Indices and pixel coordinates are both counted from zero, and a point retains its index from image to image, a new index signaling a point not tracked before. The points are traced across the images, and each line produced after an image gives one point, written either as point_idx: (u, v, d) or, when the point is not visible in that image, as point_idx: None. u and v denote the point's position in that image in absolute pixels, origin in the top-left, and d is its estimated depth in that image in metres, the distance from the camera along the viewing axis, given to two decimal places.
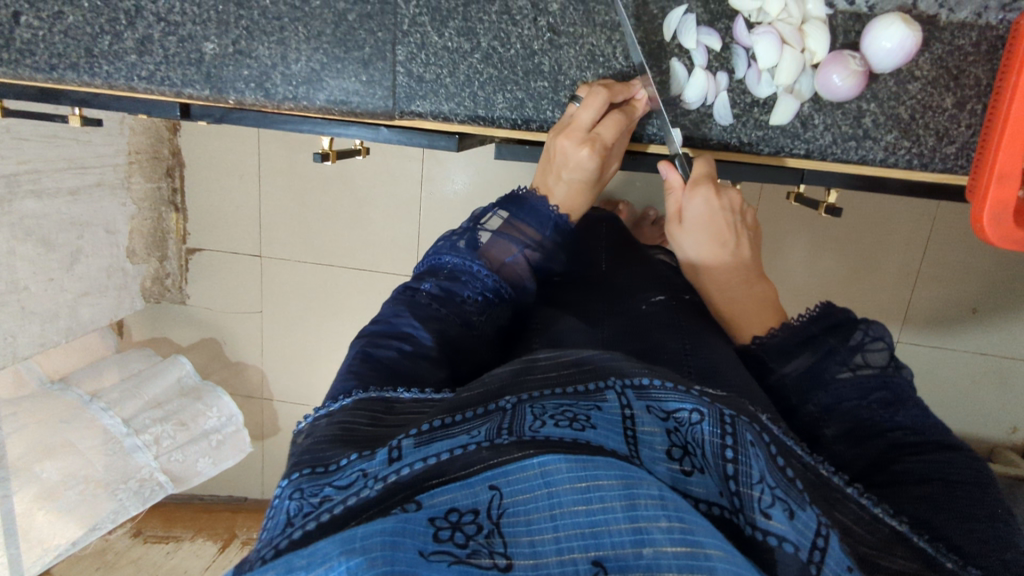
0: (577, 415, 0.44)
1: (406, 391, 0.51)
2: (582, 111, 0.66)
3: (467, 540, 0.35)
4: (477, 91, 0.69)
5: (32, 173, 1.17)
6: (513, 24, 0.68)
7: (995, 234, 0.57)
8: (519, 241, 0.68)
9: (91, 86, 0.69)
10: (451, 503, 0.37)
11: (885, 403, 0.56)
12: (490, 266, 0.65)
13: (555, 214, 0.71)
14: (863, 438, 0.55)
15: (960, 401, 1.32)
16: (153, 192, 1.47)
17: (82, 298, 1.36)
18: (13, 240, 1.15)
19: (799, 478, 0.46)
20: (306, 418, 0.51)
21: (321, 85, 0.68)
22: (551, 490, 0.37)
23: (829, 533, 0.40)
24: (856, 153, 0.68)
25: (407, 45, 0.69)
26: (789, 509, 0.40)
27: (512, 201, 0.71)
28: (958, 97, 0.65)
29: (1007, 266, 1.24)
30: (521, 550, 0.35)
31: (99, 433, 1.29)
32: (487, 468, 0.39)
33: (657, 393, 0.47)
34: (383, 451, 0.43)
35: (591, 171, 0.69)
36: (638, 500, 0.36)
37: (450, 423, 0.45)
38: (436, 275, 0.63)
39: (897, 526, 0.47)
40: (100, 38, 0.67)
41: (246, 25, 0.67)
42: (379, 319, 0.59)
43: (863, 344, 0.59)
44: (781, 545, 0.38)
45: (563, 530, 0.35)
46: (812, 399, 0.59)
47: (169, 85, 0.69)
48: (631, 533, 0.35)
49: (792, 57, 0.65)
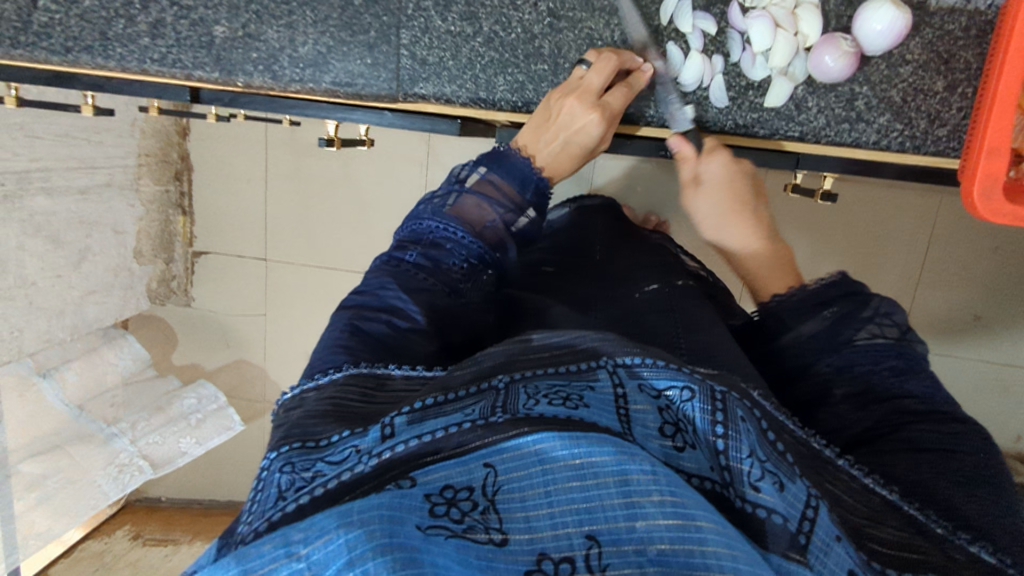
0: (570, 394, 0.44)
1: (397, 368, 0.51)
2: (594, 74, 0.68)
3: (462, 516, 0.35)
4: (478, 74, 0.71)
5: (44, 170, 1.18)
6: (515, 10, 0.69)
7: (984, 208, 0.58)
8: (500, 202, 0.69)
9: (105, 69, 0.71)
10: (445, 480, 0.37)
11: (895, 371, 0.56)
12: (473, 231, 0.66)
13: (537, 176, 0.72)
14: (869, 402, 0.56)
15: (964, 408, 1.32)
16: (161, 196, 1.49)
17: (88, 296, 1.37)
18: (23, 235, 1.17)
19: (789, 450, 0.46)
20: (291, 389, 0.51)
21: (327, 68, 0.70)
22: (545, 467, 0.37)
23: (819, 504, 0.41)
24: (849, 136, 0.69)
25: (411, 29, 0.70)
26: (779, 482, 0.41)
27: (494, 161, 0.71)
28: (949, 80, 0.67)
29: (1010, 271, 1.24)
30: (516, 526, 0.35)
31: (79, 431, 1.32)
32: (483, 446, 0.39)
33: (644, 371, 0.48)
34: (375, 428, 0.42)
35: (595, 136, 0.70)
36: (631, 476, 0.36)
37: (445, 400, 0.45)
38: (421, 241, 0.64)
39: (887, 495, 0.48)
40: (115, 22, 0.70)
41: (255, 10, 0.69)
42: (365, 290, 0.59)
43: (872, 318, 0.60)
44: (771, 517, 0.38)
45: (558, 505, 0.36)
46: (823, 360, 0.60)
47: (180, 67, 0.71)
48: (624, 508, 0.35)
49: (785, 39, 0.66)
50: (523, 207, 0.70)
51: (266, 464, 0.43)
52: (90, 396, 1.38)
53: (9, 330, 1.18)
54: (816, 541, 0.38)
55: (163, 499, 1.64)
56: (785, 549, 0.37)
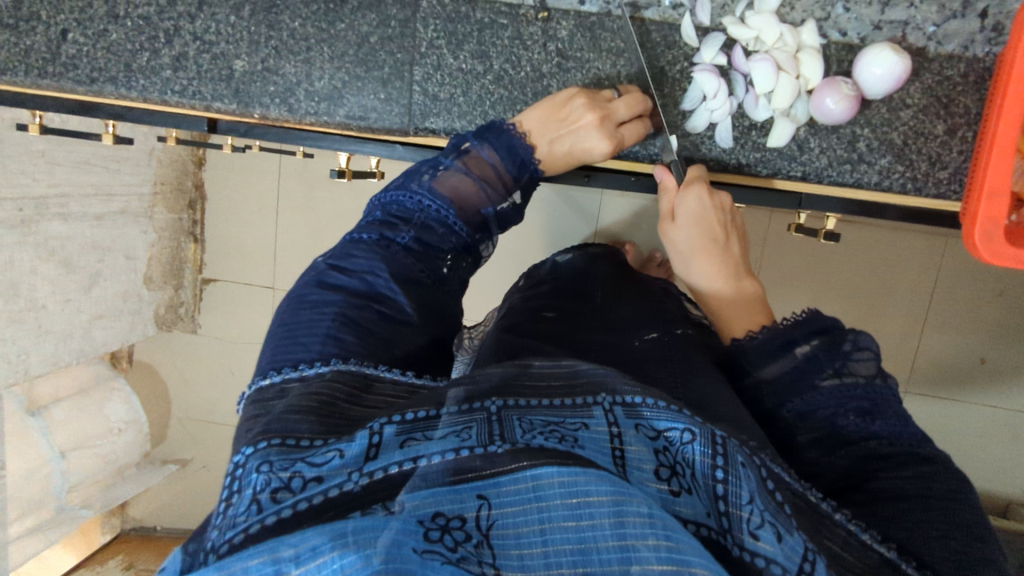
0: (564, 434, 0.43)
1: (386, 370, 0.50)
2: (623, 106, 0.69)
3: (456, 546, 0.34)
4: (487, 110, 0.73)
5: (61, 196, 1.21)
6: (524, 49, 0.72)
7: (988, 249, 0.59)
8: (491, 186, 0.68)
9: (127, 99, 0.73)
10: (436, 507, 0.36)
11: (862, 411, 0.54)
12: (462, 215, 0.66)
13: (535, 164, 0.71)
14: (836, 446, 0.53)
15: (972, 455, 1.31)
16: (174, 222, 1.51)
17: (96, 320, 1.38)
18: (36, 259, 1.19)
19: (787, 501, 0.45)
20: (267, 374, 0.49)
21: (341, 102, 0.72)
22: (542, 505, 0.37)
23: (815, 559, 0.40)
24: (851, 176, 0.70)
25: (424, 66, 0.72)
26: (778, 532, 0.40)
27: (496, 138, 0.69)
28: (949, 124, 0.69)
29: (1017, 319, 1.24)
30: (509, 563, 0.34)
31: (50, 479, 1.30)
32: (479, 478, 0.39)
33: (646, 411, 0.47)
34: (362, 434, 0.43)
35: (597, 159, 0.70)
36: (627, 518, 0.36)
37: (434, 416, 0.45)
38: (411, 223, 0.62)
39: (885, 552, 0.46)
40: (140, 54, 0.72)
41: (275, 45, 0.72)
42: (350, 270, 0.56)
43: (850, 353, 0.56)
44: (769, 567, 0.38)
45: (552, 544, 0.35)
46: (784, 406, 0.57)
47: (199, 99, 0.73)
48: (619, 551, 0.35)
49: (789, 82, 0.67)
50: (513, 192, 0.70)
51: (241, 459, 0.42)
52: (73, 442, 1.35)
53: (17, 353, 1.19)
54: None
55: (158, 529, 1.62)
56: None
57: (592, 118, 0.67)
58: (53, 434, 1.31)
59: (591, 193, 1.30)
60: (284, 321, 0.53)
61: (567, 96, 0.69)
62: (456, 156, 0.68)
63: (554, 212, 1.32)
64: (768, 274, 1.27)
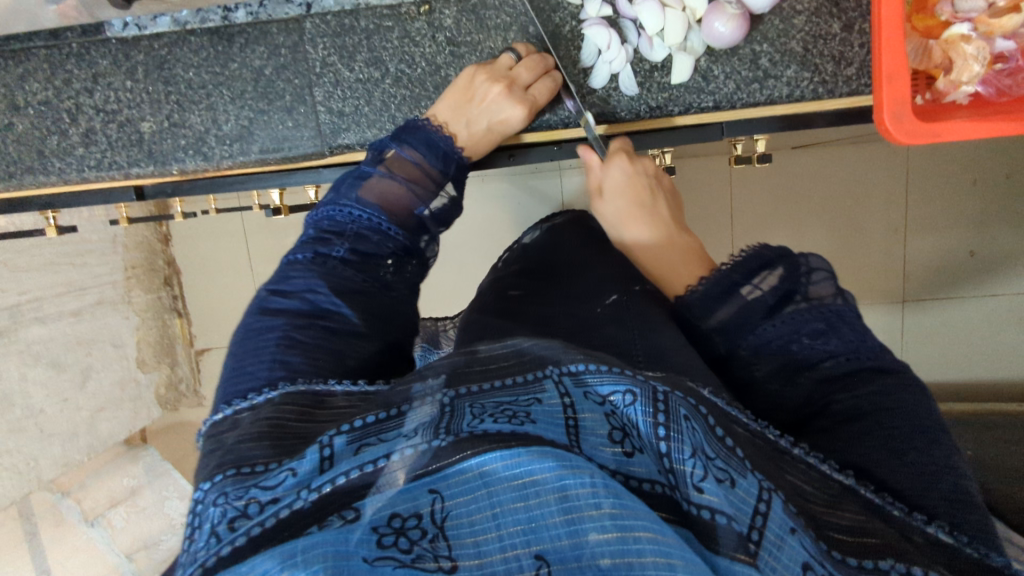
0: (516, 412, 0.43)
1: (338, 383, 0.50)
2: (523, 70, 0.72)
3: (411, 546, 0.34)
4: (394, 113, 0.74)
5: (33, 300, 1.23)
6: (415, 46, 0.73)
7: (902, 132, 0.59)
8: (418, 184, 0.69)
9: (49, 184, 0.77)
10: (392, 509, 0.36)
11: (816, 333, 0.55)
12: (396, 217, 0.66)
13: (457, 153, 0.72)
14: (794, 374, 0.55)
15: (984, 347, 1.29)
16: (154, 302, 1.50)
17: (98, 413, 1.39)
18: (22, 366, 1.21)
19: (740, 446, 0.45)
20: (220, 408, 0.49)
21: (252, 139, 0.75)
22: (491, 490, 0.37)
23: (771, 497, 0.41)
24: (762, 94, 0.70)
25: (324, 85, 0.74)
26: (730, 478, 0.40)
27: (411, 135, 0.70)
28: (844, 21, 0.69)
29: (995, 204, 1.21)
30: (465, 552, 0.34)
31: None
32: (428, 473, 0.38)
33: (591, 378, 0.46)
34: (313, 450, 0.43)
35: (514, 128, 0.73)
36: (570, 490, 0.36)
37: (385, 418, 0.46)
38: (344, 235, 0.61)
39: (845, 480, 0.48)
40: (49, 138, 0.76)
41: (176, 99, 0.75)
42: (290, 292, 0.56)
43: (809, 279, 0.58)
44: (716, 518, 0.37)
45: (505, 527, 0.35)
46: (740, 343, 0.58)
47: (116, 168, 0.76)
48: (566, 525, 0.35)
49: (676, 16, 0.68)
50: (441, 185, 0.71)
51: (199, 496, 0.42)
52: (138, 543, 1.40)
53: (25, 461, 1.24)
54: (767, 538, 0.38)
55: None
56: (733, 552, 0.36)
57: (498, 89, 0.70)
58: (117, 542, 1.38)
59: (548, 178, 1.29)
60: (233, 355, 0.53)
61: (468, 76, 0.71)
62: (378, 162, 0.68)
63: (516, 204, 1.32)
64: (742, 220, 1.25)
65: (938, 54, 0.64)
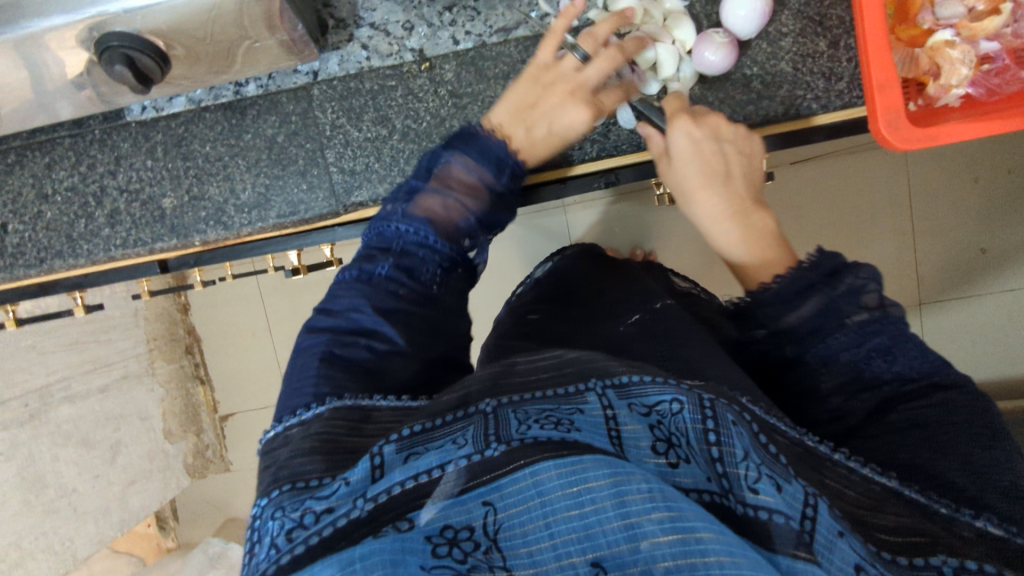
0: (560, 419, 0.43)
1: (383, 399, 0.51)
2: (590, 70, 0.66)
3: (465, 557, 0.35)
4: (404, 167, 0.76)
5: (62, 380, 1.24)
6: (419, 101, 0.75)
7: (899, 139, 0.60)
8: (467, 198, 0.62)
9: (78, 266, 0.80)
10: (445, 520, 0.37)
11: (882, 351, 0.52)
12: (440, 233, 0.59)
13: (512, 159, 0.65)
14: (859, 390, 0.54)
15: (1006, 341, 1.28)
16: (177, 372, 1.50)
17: (130, 487, 1.40)
18: (54, 448, 1.22)
19: (783, 451, 0.45)
20: (272, 425, 0.50)
21: (269, 204, 0.77)
22: (544, 499, 0.37)
23: (818, 501, 0.41)
24: (757, 115, 0.72)
25: (335, 147, 0.77)
26: (777, 483, 0.40)
27: (464, 145, 0.64)
28: (830, 38, 0.71)
29: (1002, 200, 1.21)
30: (520, 562, 0.35)
31: None
32: (482, 483, 0.39)
33: (636, 389, 0.46)
34: (364, 459, 0.42)
35: (582, 133, 0.68)
36: (627, 496, 0.36)
37: (431, 428, 0.44)
38: (388, 252, 0.57)
39: (887, 482, 0.48)
40: (76, 223, 0.79)
41: (195, 174, 0.78)
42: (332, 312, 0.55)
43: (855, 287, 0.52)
44: (772, 518, 0.38)
45: (559, 536, 0.36)
46: (809, 351, 0.54)
47: (142, 244, 0.79)
48: (624, 529, 0.35)
49: (667, 49, 0.70)
50: (495, 197, 0.64)
51: (258, 511, 0.43)
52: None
53: (60, 540, 1.24)
54: (819, 539, 0.39)
55: None
56: (793, 549, 0.37)
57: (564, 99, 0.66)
58: None
59: (554, 215, 1.30)
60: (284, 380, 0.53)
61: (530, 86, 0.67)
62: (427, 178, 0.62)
63: (525, 243, 1.33)
64: None
65: (926, 61, 0.66)
